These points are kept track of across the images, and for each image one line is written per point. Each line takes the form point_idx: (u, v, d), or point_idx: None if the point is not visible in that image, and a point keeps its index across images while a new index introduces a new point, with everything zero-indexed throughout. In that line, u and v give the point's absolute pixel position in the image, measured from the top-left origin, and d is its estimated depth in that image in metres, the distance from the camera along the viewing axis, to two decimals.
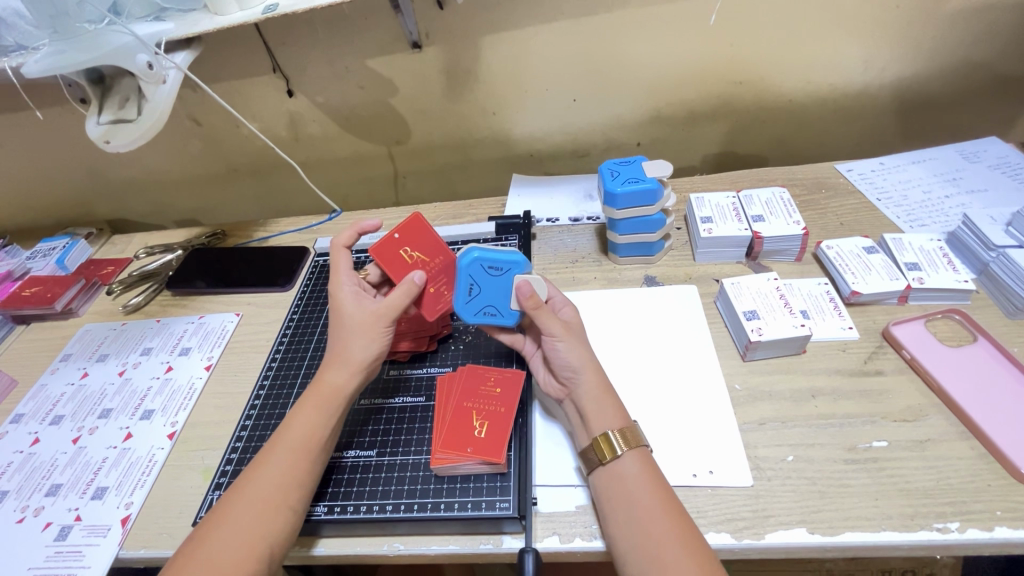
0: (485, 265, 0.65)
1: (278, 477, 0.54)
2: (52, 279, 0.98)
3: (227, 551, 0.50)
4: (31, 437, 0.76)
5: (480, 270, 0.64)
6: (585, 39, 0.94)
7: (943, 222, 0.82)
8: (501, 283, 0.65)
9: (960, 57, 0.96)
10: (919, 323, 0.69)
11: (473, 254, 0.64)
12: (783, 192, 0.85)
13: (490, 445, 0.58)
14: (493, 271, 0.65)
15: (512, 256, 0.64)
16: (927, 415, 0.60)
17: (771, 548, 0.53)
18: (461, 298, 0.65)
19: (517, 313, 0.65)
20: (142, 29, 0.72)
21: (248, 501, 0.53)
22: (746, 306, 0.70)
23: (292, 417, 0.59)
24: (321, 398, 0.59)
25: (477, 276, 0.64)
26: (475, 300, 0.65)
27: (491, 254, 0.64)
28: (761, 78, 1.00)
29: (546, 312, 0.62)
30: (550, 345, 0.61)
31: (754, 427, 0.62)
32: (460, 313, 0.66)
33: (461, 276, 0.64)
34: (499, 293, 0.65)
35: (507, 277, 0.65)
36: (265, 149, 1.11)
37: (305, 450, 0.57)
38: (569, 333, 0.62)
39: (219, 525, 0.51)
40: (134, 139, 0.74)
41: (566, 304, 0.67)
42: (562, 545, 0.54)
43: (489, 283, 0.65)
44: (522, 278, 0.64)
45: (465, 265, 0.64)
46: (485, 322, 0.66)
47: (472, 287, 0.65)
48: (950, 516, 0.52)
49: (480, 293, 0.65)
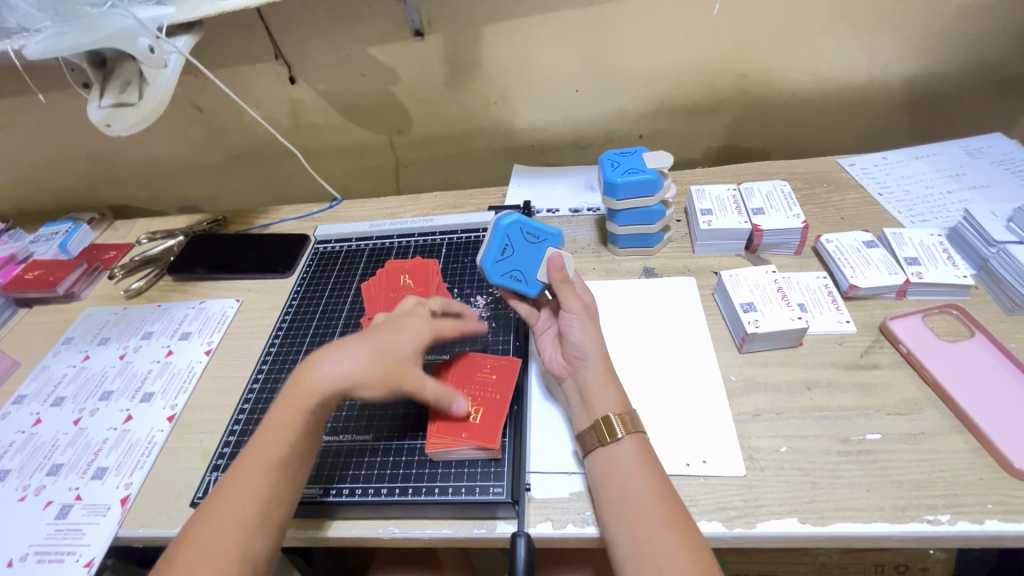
0: (524, 230, 0.67)
1: (279, 436, 0.53)
2: (55, 262, 0.99)
3: (233, 507, 0.50)
4: (32, 417, 0.77)
5: (518, 234, 0.67)
6: (588, 29, 0.93)
7: (944, 217, 0.82)
8: (534, 251, 0.67)
9: (967, 51, 0.95)
10: (917, 318, 0.69)
11: (514, 218, 0.66)
12: (784, 185, 0.85)
13: (485, 430, 0.59)
14: (530, 237, 0.67)
15: (550, 230, 0.67)
16: (921, 409, 0.61)
17: (763, 537, 0.54)
18: (492, 256, 0.66)
19: (541, 286, 0.67)
20: (143, 12, 0.72)
21: (252, 459, 0.52)
22: (743, 299, 0.70)
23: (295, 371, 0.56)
24: (315, 361, 0.56)
25: (514, 239, 0.66)
26: (506, 261, 0.66)
27: (531, 222, 0.67)
28: (765, 70, 0.99)
29: (570, 288, 0.65)
30: (567, 320, 0.62)
31: (748, 418, 0.62)
32: (486, 270, 0.66)
33: (498, 234, 0.66)
34: (530, 260, 0.67)
35: (542, 247, 0.67)
36: (267, 136, 1.11)
37: (303, 406, 0.54)
38: (586, 315, 0.63)
39: (228, 479, 0.52)
40: (136, 122, 0.74)
41: (587, 292, 0.68)
42: (555, 531, 0.55)
43: (524, 249, 0.67)
44: (554, 251, 0.67)
45: (504, 227, 0.66)
46: (508, 285, 0.67)
47: (507, 247, 0.66)
48: (942, 508, 0.53)
49: (512, 255, 0.66)
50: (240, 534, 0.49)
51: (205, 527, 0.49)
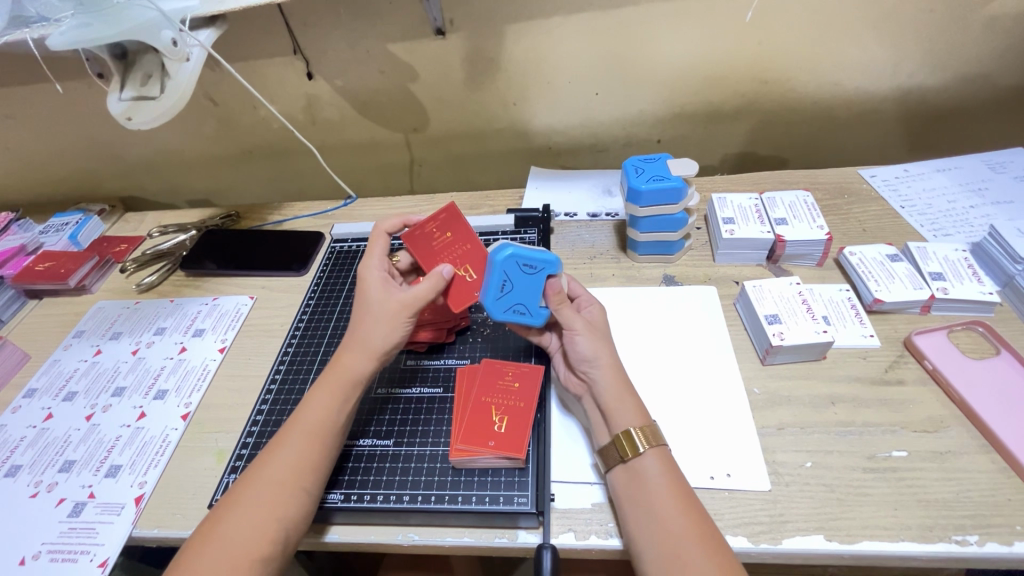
0: (520, 262, 0.62)
1: (293, 462, 0.54)
2: (65, 254, 0.98)
3: (276, 471, 0.54)
4: (44, 412, 0.76)
5: (514, 267, 0.62)
6: (611, 33, 0.92)
7: (967, 232, 0.81)
8: (534, 282, 0.63)
9: (990, 65, 0.95)
10: (941, 334, 0.68)
11: (509, 251, 0.61)
12: (807, 195, 0.84)
13: (510, 439, 0.58)
14: (527, 268, 0.62)
15: (545, 256, 0.62)
16: (947, 427, 0.60)
17: (788, 554, 0.53)
18: (492, 295, 0.63)
19: (546, 313, 0.64)
20: (166, 4, 0.71)
21: (264, 483, 0.53)
22: (767, 310, 0.70)
23: (305, 402, 0.59)
24: (335, 382, 0.59)
25: (511, 273, 0.62)
26: (506, 298, 0.63)
27: (526, 252, 0.62)
28: (787, 79, 0.99)
29: (569, 307, 0.64)
30: (573, 339, 0.62)
31: (772, 431, 0.62)
32: (489, 309, 0.64)
33: (495, 272, 0.62)
34: (532, 292, 0.63)
35: (541, 275, 0.63)
36: (283, 131, 1.10)
37: (319, 433, 0.56)
38: (590, 329, 0.63)
39: (235, 506, 0.52)
40: (156, 117, 0.73)
41: (593, 303, 0.67)
42: (578, 542, 0.54)
43: (523, 282, 0.63)
44: (554, 279, 0.63)
45: (500, 261, 0.61)
46: (514, 319, 0.65)
47: (505, 284, 0.63)
48: (970, 529, 0.52)
49: (512, 290, 0.63)
50: (250, 561, 0.48)
51: (213, 555, 0.48)
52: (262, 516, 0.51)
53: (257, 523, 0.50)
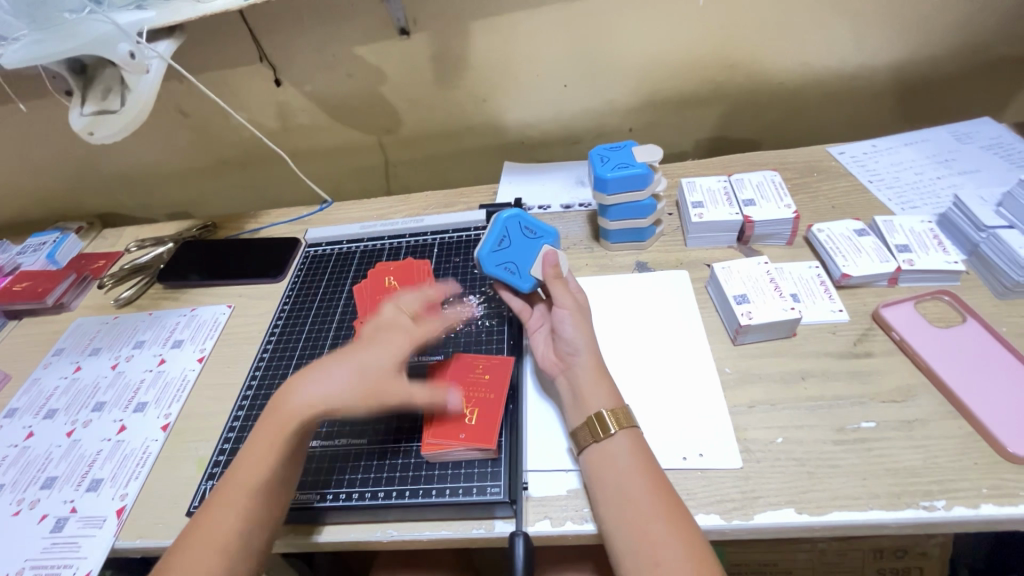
0: (523, 226, 0.70)
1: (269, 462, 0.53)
2: (43, 273, 0.98)
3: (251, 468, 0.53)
4: (25, 430, 0.76)
5: (516, 228, 0.69)
6: (575, 24, 0.93)
7: (934, 203, 0.82)
8: (530, 244, 0.69)
9: (953, 36, 0.96)
10: (909, 305, 0.69)
11: (514, 212, 0.70)
12: (774, 175, 0.85)
13: (481, 431, 0.59)
14: (528, 232, 0.70)
15: (546, 228, 0.70)
16: (915, 396, 0.61)
17: (759, 529, 0.54)
18: (489, 246, 0.67)
19: (533, 281, 0.67)
20: (123, 18, 0.71)
21: (242, 480, 0.53)
22: (736, 290, 0.70)
23: (284, 392, 0.56)
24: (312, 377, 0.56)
25: (512, 232, 0.68)
26: (501, 253, 0.67)
27: (531, 220, 0.71)
28: (753, 61, 0.99)
29: (563, 283, 0.66)
30: (560, 316, 0.63)
31: (744, 410, 0.62)
32: (482, 261, 0.67)
33: (498, 226, 0.68)
34: (526, 254, 0.68)
35: (538, 243, 0.69)
36: (255, 139, 1.10)
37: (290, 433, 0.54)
38: (576, 309, 0.63)
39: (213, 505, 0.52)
40: (118, 129, 0.73)
41: (579, 289, 0.68)
42: (554, 529, 0.55)
43: (521, 243, 0.68)
44: (550, 248, 0.68)
45: (504, 220, 0.69)
46: (502, 277, 0.67)
47: (504, 240, 0.68)
48: (937, 494, 0.53)
49: (508, 247, 0.68)
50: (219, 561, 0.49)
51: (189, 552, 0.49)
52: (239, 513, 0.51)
53: (235, 522, 0.51)
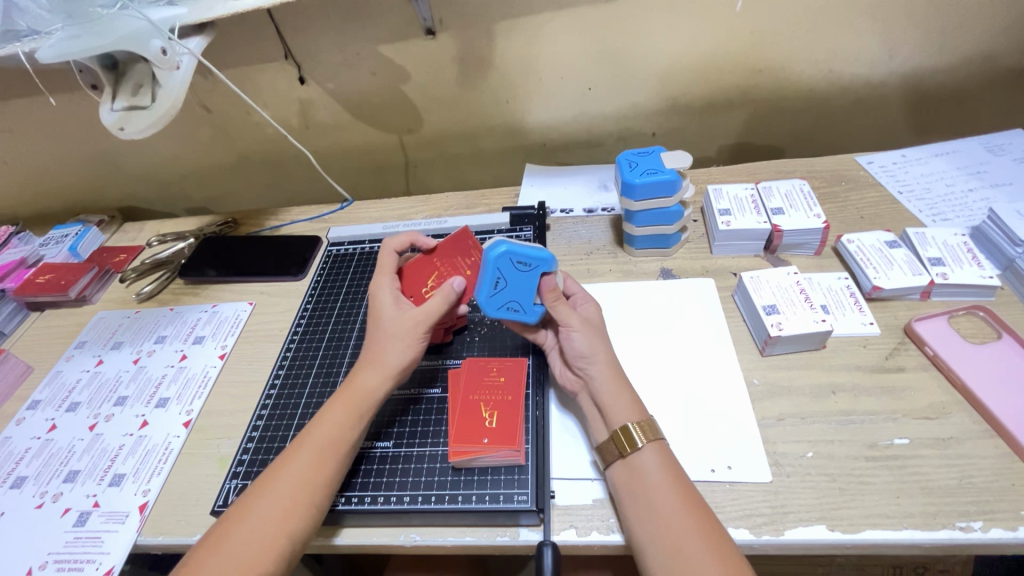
0: (514, 259, 0.62)
1: (305, 476, 0.54)
2: (65, 266, 0.99)
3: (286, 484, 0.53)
4: (48, 423, 0.76)
5: (508, 264, 0.62)
6: (602, 28, 0.92)
7: (966, 216, 0.80)
8: (527, 280, 0.63)
9: (987, 45, 0.94)
10: (942, 320, 0.68)
11: (503, 248, 0.61)
12: (803, 184, 0.83)
13: (504, 433, 0.59)
14: (521, 266, 0.62)
15: (540, 254, 0.62)
16: (949, 413, 0.60)
17: (791, 545, 0.53)
18: (484, 291, 0.63)
19: (540, 311, 0.65)
20: (155, 13, 0.72)
21: (273, 496, 0.53)
22: (765, 300, 0.69)
23: (322, 415, 0.59)
24: (351, 400, 0.59)
25: (505, 270, 0.62)
26: (499, 294, 0.63)
27: (520, 250, 0.62)
28: (780, 68, 0.98)
29: (565, 304, 0.63)
30: (566, 336, 0.62)
31: (773, 422, 0.61)
32: (482, 305, 0.64)
33: (488, 268, 0.62)
34: (525, 289, 0.63)
35: (535, 274, 0.63)
36: (278, 137, 1.10)
37: (334, 452, 0.56)
38: (586, 325, 0.62)
39: (244, 517, 0.51)
40: (146, 127, 0.73)
41: (587, 300, 0.67)
42: (580, 538, 0.54)
43: (516, 278, 0.63)
44: (549, 277, 0.62)
45: (494, 258, 0.62)
46: (507, 317, 0.65)
47: (500, 280, 0.63)
48: (974, 515, 0.52)
49: (505, 287, 0.63)
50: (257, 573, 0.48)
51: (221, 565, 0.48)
52: (270, 532, 0.50)
53: (258, 544, 0.50)
